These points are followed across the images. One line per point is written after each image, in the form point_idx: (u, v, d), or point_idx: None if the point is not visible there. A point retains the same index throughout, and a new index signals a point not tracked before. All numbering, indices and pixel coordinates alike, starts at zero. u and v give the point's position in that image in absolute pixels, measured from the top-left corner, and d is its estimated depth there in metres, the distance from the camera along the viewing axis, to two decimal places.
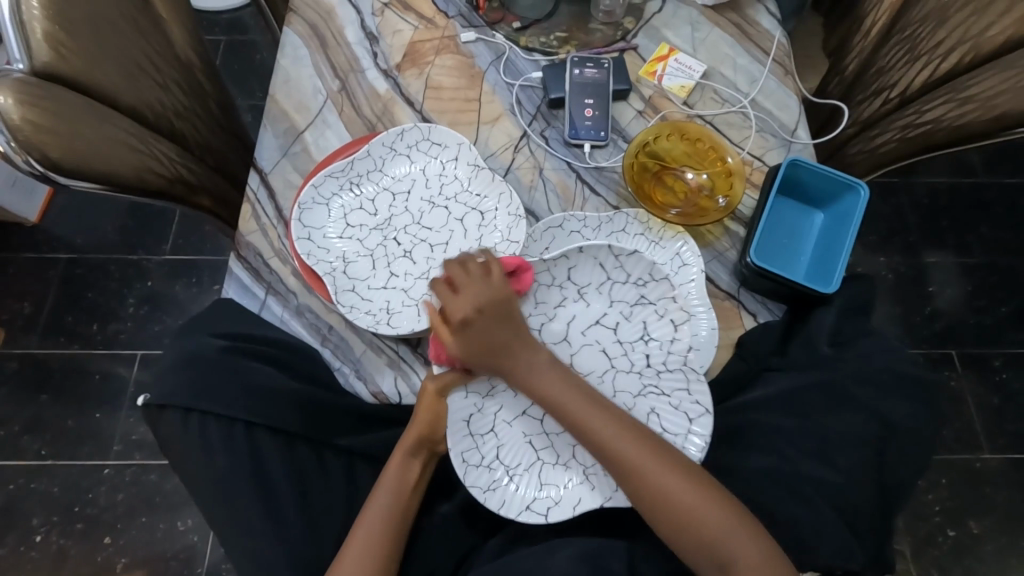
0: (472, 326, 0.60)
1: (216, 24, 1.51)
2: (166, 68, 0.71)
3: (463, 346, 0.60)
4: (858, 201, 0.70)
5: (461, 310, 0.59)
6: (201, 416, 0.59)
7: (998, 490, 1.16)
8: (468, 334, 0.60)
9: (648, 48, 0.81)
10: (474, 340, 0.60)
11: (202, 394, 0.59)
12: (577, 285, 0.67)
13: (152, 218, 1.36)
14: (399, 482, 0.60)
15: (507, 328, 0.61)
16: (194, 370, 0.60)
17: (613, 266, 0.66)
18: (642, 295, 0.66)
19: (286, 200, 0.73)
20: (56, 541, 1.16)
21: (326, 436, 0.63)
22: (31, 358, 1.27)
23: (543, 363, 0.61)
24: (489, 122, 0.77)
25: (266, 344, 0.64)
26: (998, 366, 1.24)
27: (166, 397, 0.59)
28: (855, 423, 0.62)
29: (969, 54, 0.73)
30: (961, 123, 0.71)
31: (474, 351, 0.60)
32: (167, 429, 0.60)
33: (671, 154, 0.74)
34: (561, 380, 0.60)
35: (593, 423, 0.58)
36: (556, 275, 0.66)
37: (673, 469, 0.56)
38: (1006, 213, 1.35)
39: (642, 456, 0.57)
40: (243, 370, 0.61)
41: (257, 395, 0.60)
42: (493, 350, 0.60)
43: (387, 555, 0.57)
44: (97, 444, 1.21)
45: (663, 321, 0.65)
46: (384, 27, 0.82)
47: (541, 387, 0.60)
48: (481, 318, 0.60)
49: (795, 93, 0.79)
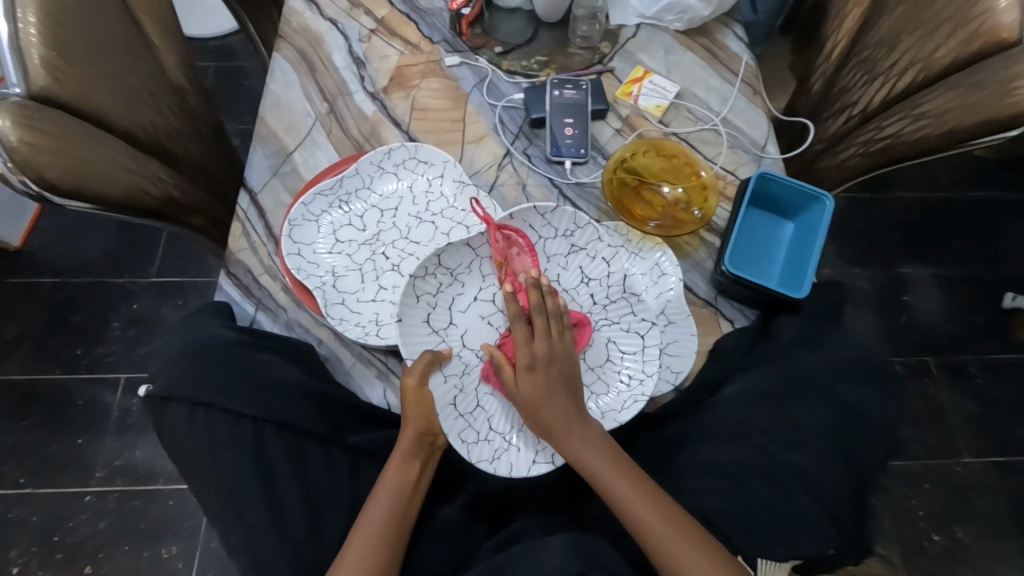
0: (540, 366, 0.63)
1: (205, 51, 1.54)
2: (158, 92, 0.73)
3: (528, 386, 0.62)
4: (824, 210, 0.73)
5: (527, 355, 0.63)
6: (207, 410, 0.60)
7: (979, 492, 1.19)
8: (531, 376, 0.62)
9: (624, 70, 0.86)
10: (537, 383, 0.62)
11: (208, 387, 0.60)
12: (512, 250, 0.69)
13: (138, 241, 1.37)
14: (400, 482, 0.61)
15: (564, 379, 0.63)
16: (200, 362, 0.61)
17: (542, 225, 0.69)
18: (573, 244, 0.70)
19: (276, 219, 0.74)
20: (35, 572, 1.12)
21: (335, 434, 0.64)
22: (12, 384, 1.25)
23: (583, 424, 0.62)
24: (474, 141, 0.80)
25: (276, 340, 0.66)
26: (973, 372, 1.28)
27: (171, 389, 0.60)
28: (820, 406, 0.66)
29: (921, 73, 0.77)
30: (917, 137, 0.75)
31: (536, 393, 0.62)
32: (170, 420, 0.61)
33: (648, 169, 0.78)
34: (602, 449, 0.61)
35: (623, 495, 0.59)
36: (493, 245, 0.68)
37: (693, 542, 0.57)
38: (971, 223, 1.41)
39: (667, 534, 0.57)
40: (253, 363, 0.62)
41: (266, 391, 0.62)
42: (552, 394, 0.62)
43: (387, 556, 0.58)
44: (80, 470, 1.19)
45: (596, 261, 0.70)
46: (371, 53, 0.85)
47: (584, 458, 0.61)
48: (549, 364, 0.63)
49: (764, 111, 0.84)
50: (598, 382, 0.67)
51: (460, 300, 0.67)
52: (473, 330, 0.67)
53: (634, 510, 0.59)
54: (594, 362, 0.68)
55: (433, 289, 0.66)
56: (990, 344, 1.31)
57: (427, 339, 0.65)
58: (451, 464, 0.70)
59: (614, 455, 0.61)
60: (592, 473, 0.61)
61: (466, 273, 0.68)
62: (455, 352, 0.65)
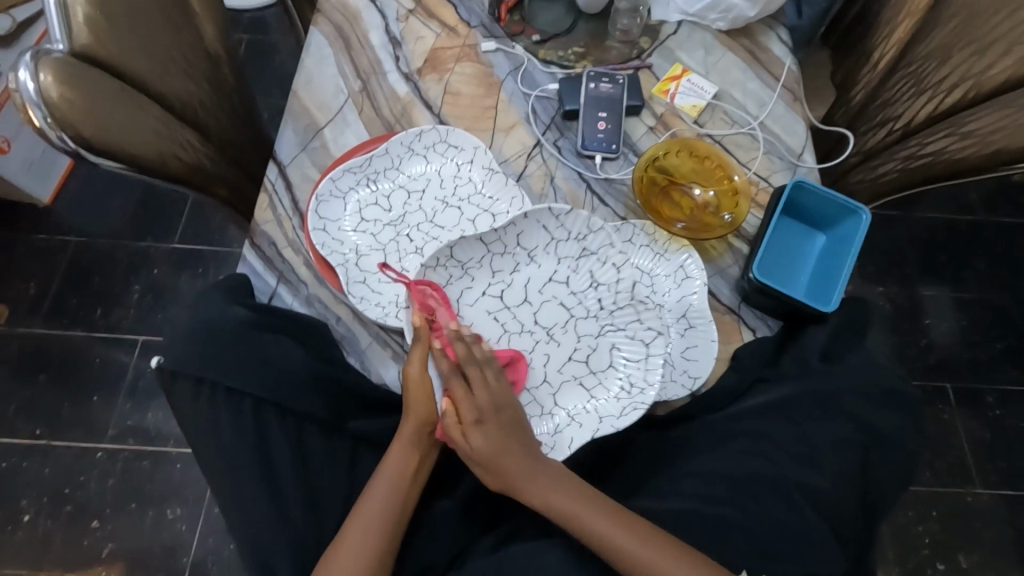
0: (484, 419, 0.61)
1: (240, 22, 1.55)
2: (195, 59, 0.73)
3: (479, 444, 0.60)
4: (859, 225, 0.72)
5: (472, 410, 0.61)
6: (212, 389, 0.61)
7: (987, 524, 1.16)
8: (481, 431, 0.60)
9: (662, 67, 0.84)
10: (483, 439, 0.60)
11: (214, 365, 0.61)
12: (525, 249, 0.69)
13: (163, 207, 1.38)
14: (400, 469, 0.61)
15: (512, 427, 0.61)
16: (209, 339, 0.61)
17: (555, 227, 0.69)
18: (585, 248, 0.70)
19: (303, 193, 0.74)
20: (44, 523, 1.15)
21: (335, 421, 0.64)
22: (33, 338, 1.28)
23: (539, 466, 0.60)
24: (504, 130, 0.79)
25: (281, 318, 0.65)
26: (992, 402, 1.25)
27: (179, 365, 0.61)
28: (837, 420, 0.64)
29: (972, 90, 0.75)
30: (960, 156, 0.73)
31: (490, 449, 0.60)
32: (177, 398, 0.62)
33: (680, 170, 0.76)
34: (560, 487, 0.59)
35: (592, 526, 0.56)
36: (506, 240, 0.69)
37: (682, 565, 0.54)
38: (1003, 251, 1.37)
39: (648, 556, 0.54)
40: (258, 344, 0.62)
41: (272, 371, 0.62)
42: (503, 444, 0.60)
43: (385, 544, 0.58)
44: (92, 427, 1.21)
45: (606, 266, 0.69)
46: (407, 33, 0.84)
47: (533, 490, 0.59)
48: (494, 411, 0.61)
49: (803, 118, 0.82)
50: (598, 386, 0.66)
51: (467, 293, 0.68)
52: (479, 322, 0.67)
53: (608, 539, 0.55)
54: (598, 367, 0.67)
55: (443, 280, 0.66)
56: (1013, 376, 1.27)
57: None
58: (458, 452, 0.70)
59: (562, 477, 0.60)
60: (556, 509, 0.58)
61: (475, 267, 0.68)
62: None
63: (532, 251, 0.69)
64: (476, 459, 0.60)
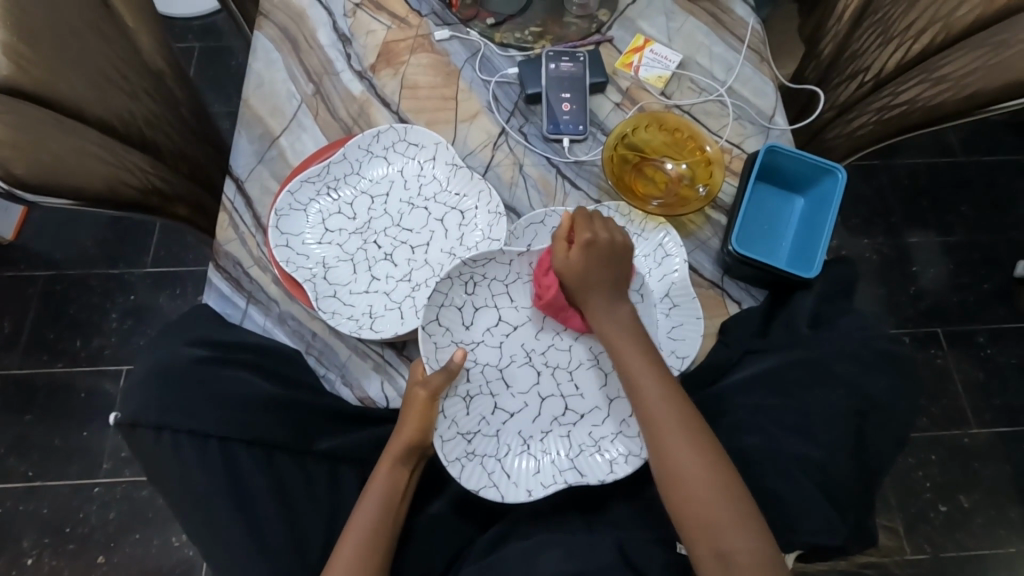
0: (596, 247, 0.61)
1: (189, 30, 1.49)
2: (135, 76, 0.69)
3: (576, 262, 0.60)
4: (836, 183, 0.70)
5: (587, 232, 0.61)
6: (173, 434, 0.57)
7: (986, 463, 1.18)
8: (586, 252, 0.61)
9: (623, 39, 0.81)
10: (596, 259, 0.61)
11: (171, 409, 0.57)
12: (450, 421, 0.61)
13: (132, 231, 1.34)
14: (386, 488, 0.59)
15: (615, 276, 0.62)
16: (165, 383, 0.58)
17: (453, 412, 0.61)
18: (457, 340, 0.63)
19: (263, 207, 0.72)
20: (49, 562, 1.14)
21: (302, 444, 0.62)
22: (13, 378, 1.25)
23: (623, 314, 0.62)
24: (467, 120, 0.76)
25: (244, 350, 0.64)
26: (983, 342, 1.26)
27: (136, 415, 0.57)
28: (831, 386, 0.62)
29: (941, 33, 0.72)
30: (936, 103, 0.71)
31: (583, 273, 0.61)
32: (141, 446, 0.58)
33: (650, 145, 0.74)
34: (639, 342, 0.60)
35: (641, 381, 0.59)
36: (464, 467, 0.60)
37: (700, 447, 0.56)
38: (985, 189, 1.36)
39: (671, 423, 0.57)
40: (219, 380, 0.60)
41: (235, 406, 0.59)
42: (593, 280, 0.61)
43: (375, 568, 0.57)
44: (86, 462, 1.19)
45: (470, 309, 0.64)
46: (356, 28, 0.80)
47: (612, 336, 0.61)
48: (608, 252, 0.61)
49: (771, 80, 0.79)
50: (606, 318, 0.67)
51: (525, 432, 0.63)
52: (551, 436, 0.63)
53: (649, 400, 0.58)
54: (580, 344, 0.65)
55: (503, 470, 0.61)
56: (1002, 315, 1.27)
57: (559, 476, 0.61)
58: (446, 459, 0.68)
59: (636, 333, 0.61)
60: (620, 359, 0.60)
61: (509, 458, 0.61)
62: (552, 453, 0.62)
63: (490, 381, 0.63)
64: (565, 274, 0.61)
